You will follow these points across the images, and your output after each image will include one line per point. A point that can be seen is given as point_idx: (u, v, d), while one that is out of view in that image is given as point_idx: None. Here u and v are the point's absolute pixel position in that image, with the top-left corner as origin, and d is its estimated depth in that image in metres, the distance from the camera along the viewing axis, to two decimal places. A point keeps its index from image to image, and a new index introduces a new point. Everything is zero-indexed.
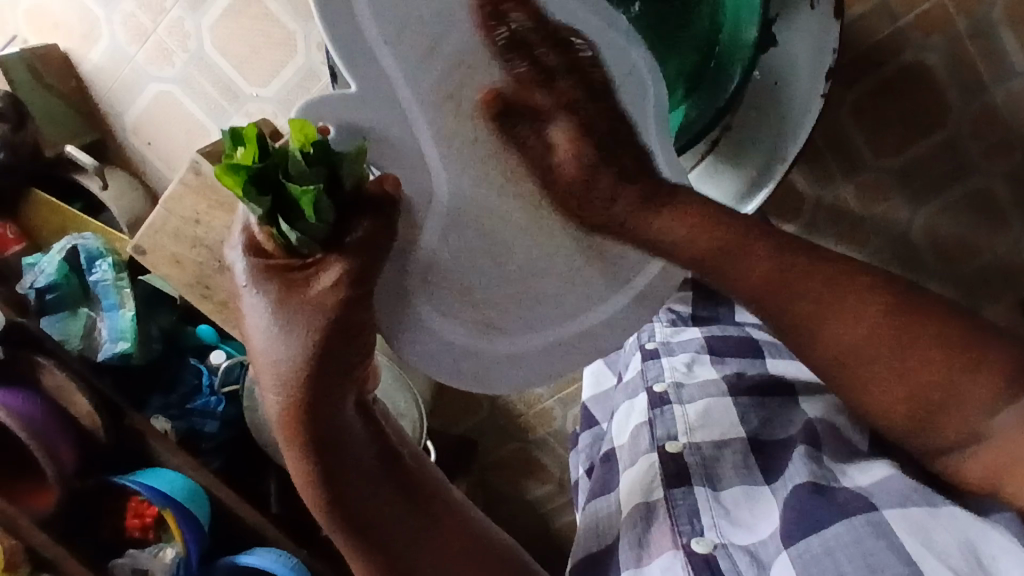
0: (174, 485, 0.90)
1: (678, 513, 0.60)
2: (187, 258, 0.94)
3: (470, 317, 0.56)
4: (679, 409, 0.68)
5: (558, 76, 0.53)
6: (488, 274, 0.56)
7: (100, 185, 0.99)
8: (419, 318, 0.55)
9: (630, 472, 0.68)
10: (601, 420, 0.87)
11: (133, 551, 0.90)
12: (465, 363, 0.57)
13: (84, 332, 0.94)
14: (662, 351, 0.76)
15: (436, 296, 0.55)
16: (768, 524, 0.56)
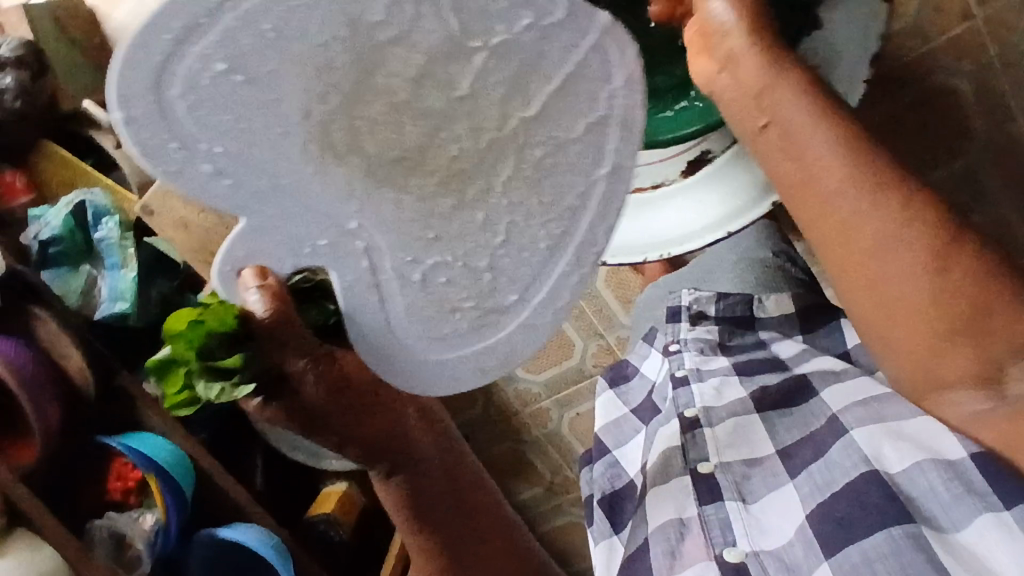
0: (160, 449, 0.89)
1: (710, 523, 0.62)
2: (194, 224, 0.93)
3: (448, 329, 0.61)
4: (709, 431, 0.68)
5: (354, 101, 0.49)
6: (454, 278, 0.59)
7: (114, 143, 0.98)
8: (396, 341, 0.59)
9: (661, 493, 0.69)
10: (614, 448, 0.83)
11: (112, 514, 0.88)
12: (482, 358, 0.63)
13: (83, 289, 0.94)
14: (693, 377, 0.75)
15: (418, 326, 0.60)
16: (792, 528, 0.58)
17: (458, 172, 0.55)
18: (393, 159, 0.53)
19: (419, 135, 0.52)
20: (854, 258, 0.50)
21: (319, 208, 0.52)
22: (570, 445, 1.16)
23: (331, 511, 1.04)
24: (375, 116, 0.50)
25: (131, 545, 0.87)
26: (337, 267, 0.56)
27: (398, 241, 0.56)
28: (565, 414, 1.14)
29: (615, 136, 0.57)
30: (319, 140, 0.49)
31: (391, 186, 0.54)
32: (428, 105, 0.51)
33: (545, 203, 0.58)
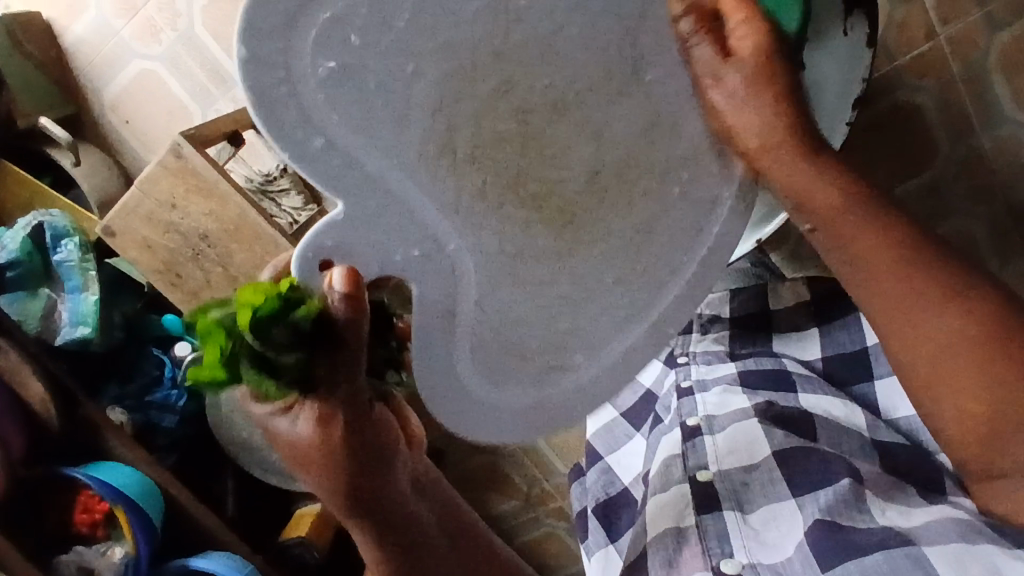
0: (127, 479, 0.86)
1: (708, 534, 0.62)
2: (158, 243, 0.91)
3: (513, 382, 0.57)
4: (710, 439, 0.71)
5: (520, 100, 0.49)
6: (531, 307, 0.56)
7: (72, 160, 0.94)
8: (462, 383, 0.54)
9: (660, 498, 0.70)
10: (607, 454, 0.85)
11: (79, 548, 0.84)
12: (537, 409, 0.59)
13: (43, 314, 0.90)
14: (697, 388, 0.79)
15: (484, 373, 0.56)
16: (791, 546, 0.58)
17: (576, 198, 0.54)
18: (507, 183, 0.51)
19: (555, 166, 0.53)
20: (972, 409, 0.46)
21: (419, 217, 0.49)
22: (549, 460, 1.16)
23: (306, 534, 1.02)
24: (506, 136, 0.50)
25: None
26: (422, 284, 0.51)
27: (488, 266, 0.53)
28: None
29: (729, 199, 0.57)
30: (435, 140, 0.48)
31: (501, 211, 0.52)
32: (568, 141, 0.52)
33: (634, 268, 0.58)
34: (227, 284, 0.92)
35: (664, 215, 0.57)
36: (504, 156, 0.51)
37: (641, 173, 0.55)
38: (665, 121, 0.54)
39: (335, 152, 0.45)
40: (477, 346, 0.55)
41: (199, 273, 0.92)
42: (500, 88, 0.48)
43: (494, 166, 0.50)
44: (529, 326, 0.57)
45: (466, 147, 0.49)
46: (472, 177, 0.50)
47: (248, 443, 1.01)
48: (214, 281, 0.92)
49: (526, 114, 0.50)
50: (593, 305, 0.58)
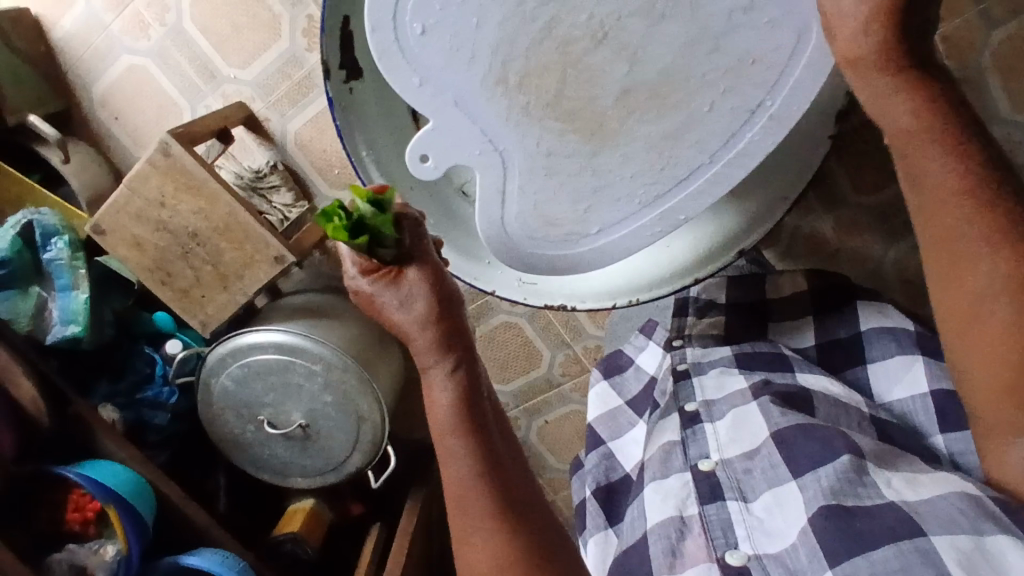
0: (116, 477, 0.86)
1: (712, 525, 0.62)
2: (148, 241, 0.90)
3: (541, 237, 0.73)
4: (710, 426, 0.71)
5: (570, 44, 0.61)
6: (559, 195, 0.70)
7: (61, 158, 0.93)
8: (502, 234, 0.74)
9: (659, 485, 0.70)
10: (609, 440, 0.85)
11: (71, 546, 0.84)
12: (556, 261, 0.76)
13: (34, 312, 0.90)
14: (692, 371, 0.78)
15: (523, 230, 0.73)
16: (794, 530, 0.57)
17: (604, 116, 0.65)
18: (550, 104, 0.65)
19: (587, 88, 0.64)
20: (991, 358, 0.54)
21: (481, 125, 0.65)
22: (541, 456, 1.17)
23: (298, 530, 1.02)
24: (550, 64, 0.62)
25: None
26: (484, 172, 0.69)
27: (524, 164, 0.68)
28: (533, 422, 1.14)
29: (771, 107, 0.64)
30: (495, 72, 0.63)
31: (539, 123, 0.66)
32: (602, 67, 0.62)
33: (655, 168, 0.68)
34: (217, 282, 0.92)
35: (705, 119, 0.65)
36: (546, 80, 0.63)
37: (675, 89, 0.63)
38: (714, 33, 0.60)
39: (426, 88, 0.63)
40: (511, 209, 0.72)
41: (189, 272, 0.92)
42: (547, 25, 0.60)
43: (534, 92, 0.64)
44: (555, 199, 0.70)
45: (522, 78, 0.63)
46: (517, 98, 0.64)
47: (241, 440, 1.02)
48: (204, 279, 0.92)
49: (575, 40, 0.61)
50: (618, 190, 0.69)
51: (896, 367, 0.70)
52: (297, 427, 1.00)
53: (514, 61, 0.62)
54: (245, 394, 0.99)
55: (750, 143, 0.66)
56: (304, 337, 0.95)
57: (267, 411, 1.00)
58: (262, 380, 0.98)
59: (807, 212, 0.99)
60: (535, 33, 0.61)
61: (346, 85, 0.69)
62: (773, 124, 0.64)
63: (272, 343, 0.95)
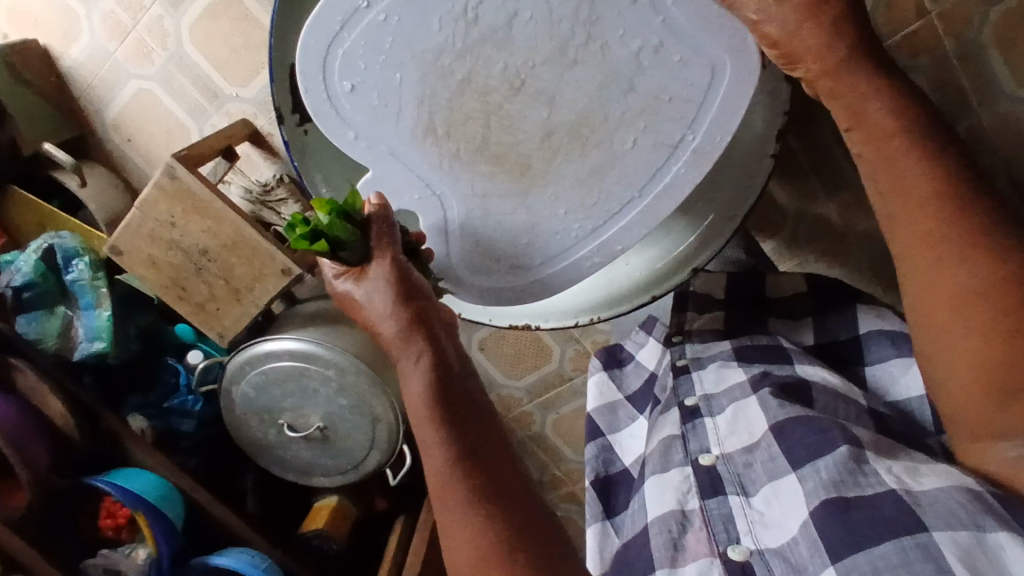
0: (148, 485, 0.91)
1: (712, 519, 0.59)
2: (164, 260, 0.94)
3: (491, 276, 0.78)
4: (710, 420, 0.69)
5: (488, 93, 0.65)
6: (495, 231, 0.75)
7: (78, 183, 0.98)
8: (455, 274, 0.80)
9: (658, 480, 0.68)
10: (608, 433, 0.84)
11: (106, 551, 0.90)
12: (504, 297, 0.80)
13: (61, 332, 0.95)
14: (692, 367, 0.76)
15: (467, 268, 0.79)
16: (795, 523, 0.55)
17: (528, 157, 0.69)
18: (477, 148, 0.69)
19: (508, 133, 0.68)
20: (969, 358, 0.50)
21: (416, 172, 0.71)
22: (557, 447, 1.18)
23: (325, 526, 1.06)
24: (472, 113, 0.67)
25: None
26: (425, 213, 0.75)
27: (466, 207, 0.73)
28: (548, 415, 1.16)
29: (693, 145, 0.66)
30: (423, 123, 0.68)
31: (468, 169, 0.71)
32: (521, 112, 0.66)
33: (588, 203, 0.71)
34: (230, 296, 0.96)
35: (633, 155, 0.67)
36: (467, 129, 0.68)
37: (595, 130, 0.67)
38: (625, 76, 0.63)
39: (362, 140, 0.69)
40: (455, 250, 0.77)
41: (204, 287, 0.96)
42: (464, 79, 0.65)
43: (458, 142, 0.68)
44: (494, 239, 0.75)
45: (443, 125, 0.68)
46: (445, 146, 0.69)
47: (263, 442, 1.06)
48: (218, 293, 0.96)
49: (492, 89, 0.65)
50: (554, 225, 0.73)
51: (894, 368, 0.67)
52: (316, 429, 1.04)
53: (445, 112, 0.67)
54: (264, 400, 1.03)
55: (677, 177, 0.68)
56: (317, 343, 0.98)
57: (286, 415, 1.04)
58: (280, 386, 1.02)
59: (810, 198, 0.98)
60: (450, 82, 0.65)
61: (300, 127, 0.73)
62: (697, 158, 0.66)
63: (286, 351, 0.99)
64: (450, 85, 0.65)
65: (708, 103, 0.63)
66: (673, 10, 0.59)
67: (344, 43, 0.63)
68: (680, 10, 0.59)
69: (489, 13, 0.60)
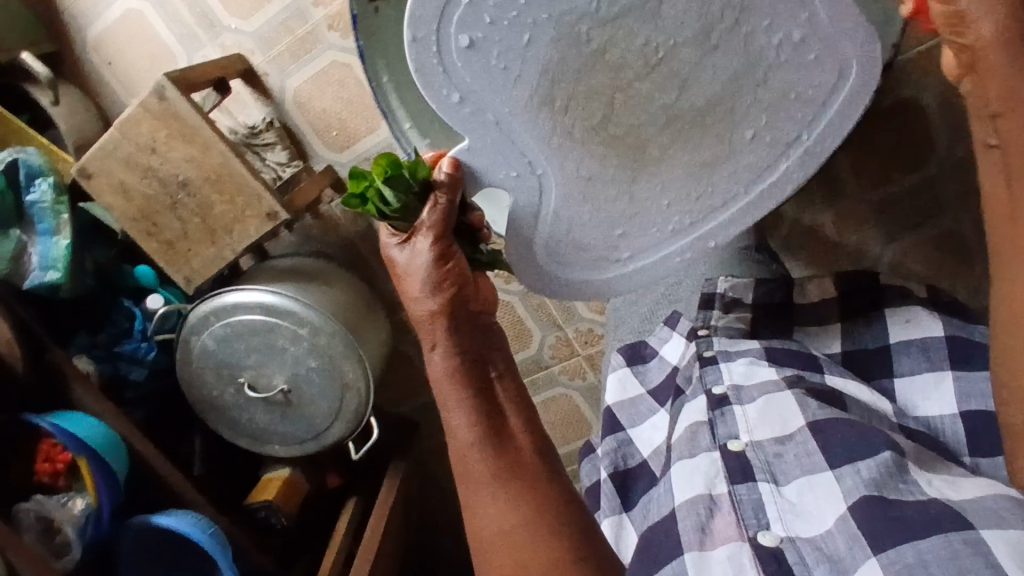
0: (94, 431, 0.83)
1: (743, 505, 0.57)
2: (135, 188, 0.88)
3: (580, 265, 0.74)
4: (739, 407, 0.64)
5: (616, 73, 0.58)
6: (592, 217, 0.69)
7: (50, 100, 0.91)
8: (548, 268, 0.73)
9: (682, 465, 0.64)
10: (627, 426, 0.77)
11: (39, 497, 0.81)
12: (587, 287, 0.76)
13: (11, 256, 0.86)
14: (721, 358, 0.71)
15: (554, 260, 0.73)
16: (834, 517, 0.53)
17: (645, 141, 0.63)
18: (594, 126, 0.62)
19: (631, 115, 0.61)
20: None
21: (521, 149, 0.62)
22: None
23: (274, 497, 1.00)
24: (598, 88, 0.59)
25: (59, 531, 0.80)
26: (516, 194, 0.66)
27: (568, 192, 0.67)
28: None
29: (807, 140, 0.65)
30: (542, 96, 0.58)
31: (578, 151, 0.64)
32: (648, 92, 0.60)
33: (691, 194, 0.69)
34: (205, 236, 0.91)
35: (745, 154, 0.66)
36: (590, 107, 0.60)
37: (719, 118, 0.63)
38: (761, 70, 0.59)
39: (467, 106, 0.58)
40: (549, 236, 0.71)
41: (177, 224, 0.90)
42: (598, 50, 0.56)
43: (572, 122, 0.61)
44: (588, 226, 0.70)
45: (559, 101, 0.59)
46: (550, 124, 0.61)
47: (218, 402, 0.99)
48: (191, 232, 0.90)
49: (622, 69, 0.57)
50: (652, 215, 0.70)
51: (925, 381, 0.66)
52: (278, 392, 0.97)
53: (560, 85, 0.58)
54: (225, 354, 0.96)
55: (787, 169, 0.68)
56: (292, 298, 0.92)
57: (248, 374, 0.97)
58: (245, 340, 0.95)
59: (806, 204, 0.97)
60: (581, 53, 0.56)
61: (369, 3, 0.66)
62: (807, 157, 0.66)
63: (257, 303, 0.93)
64: (579, 57, 0.56)
65: (829, 103, 0.62)
66: (820, 8, 0.54)
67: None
68: (828, 10, 0.54)
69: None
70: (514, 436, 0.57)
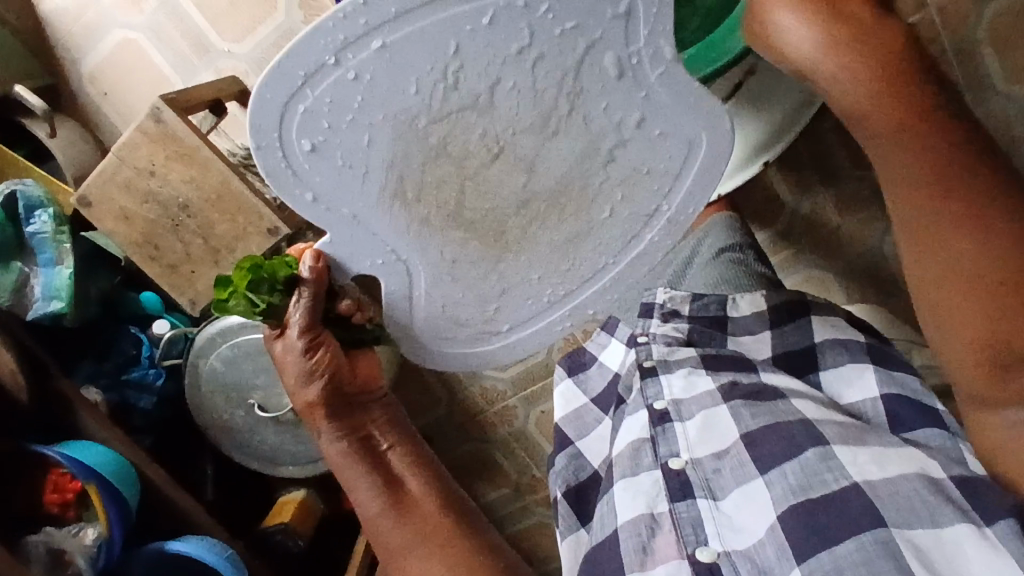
0: (101, 459, 0.82)
1: (681, 522, 0.47)
2: (137, 213, 0.88)
3: (460, 336, 0.61)
4: (679, 425, 0.53)
5: (466, 164, 0.46)
6: (470, 298, 0.57)
7: (47, 131, 0.91)
8: (428, 347, 0.61)
9: (626, 488, 0.52)
10: (578, 438, 0.63)
11: (49, 528, 0.79)
12: (468, 356, 0.64)
13: (14, 288, 0.86)
14: (660, 368, 0.58)
15: (429, 332, 0.60)
16: (765, 526, 0.45)
17: (536, 215, 0.52)
18: (450, 215, 0.49)
19: (485, 199, 0.49)
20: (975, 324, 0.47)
21: (382, 236, 0.50)
22: (539, 445, 1.10)
23: (289, 521, 0.98)
24: (446, 177, 0.47)
25: (72, 562, 0.78)
26: (386, 280, 0.54)
27: (431, 269, 0.54)
28: (531, 410, 1.07)
29: (680, 193, 0.54)
30: (391, 187, 0.46)
31: (439, 235, 0.51)
32: (501, 180, 0.48)
33: (563, 267, 0.58)
34: (209, 256, 0.91)
35: (617, 225, 0.56)
36: (444, 194, 0.48)
37: (574, 199, 0.52)
38: (611, 150, 0.49)
39: (323, 204, 0.46)
40: (416, 319, 0.58)
41: (179, 246, 0.90)
42: (439, 147, 0.44)
43: (425, 211, 0.48)
44: (459, 313, 0.58)
45: (414, 190, 0.47)
46: (410, 214, 0.48)
47: (228, 424, 0.98)
48: (195, 253, 0.90)
49: (471, 155, 0.45)
50: (525, 290, 0.59)
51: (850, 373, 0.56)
52: (289, 411, 0.97)
53: (419, 173, 0.46)
54: (233, 375, 0.95)
55: (646, 245, 0.58)
56: None
57: (257, 394, 0.96)
58: (254, 360, 0.95)
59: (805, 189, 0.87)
60: (421, 147, 0.44)
61: None
62: (675, 227, 0.57)
63: None
64: (428, 160, 0.45)
65: (700, 140, 0.50)
66: (657, 85, 0.45)
67: (304, 99, 0.40)
68: (666, 84, 0.45)
69: (472, 81, 0.41)
70: (417, 499, 0.56)
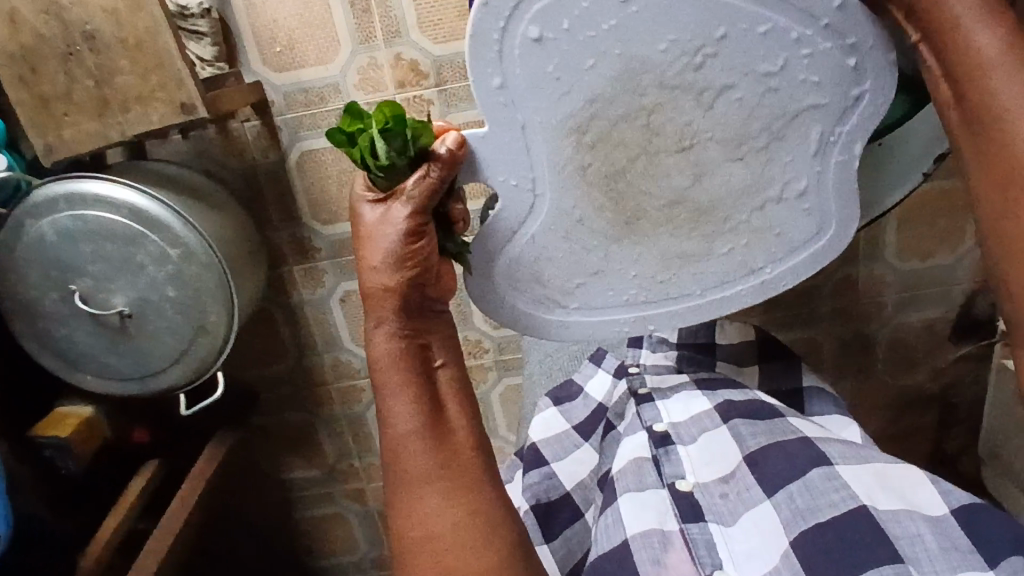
0: None
1: (696, 542, 0.52)
2: (26, 21, 0.71)
3: (535, 296, 0.55)
4: (683, 449, 0.60)
5: (660, 122, 0.47)
6: (567, 265, 0.53)
7: None
8: (500, 298, 0.55)
9: (633, 501, 0.57)
10: (552, 460, 0.69)
11: None
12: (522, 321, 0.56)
13: None
14: (655, 395, 0.66)
15: (508, 278, 0.54)
16: (776, 553, 0.49)
17: (671, 209, 0.51)
18: (607, 177, 0.49)
19: (645, 180, 0.49)
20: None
21: (532, 159, 0.48)
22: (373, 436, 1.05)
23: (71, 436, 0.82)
24: (628, 140, 0.47)
25: None
26: (506, 206, 0.50)
27: (556, 216, 0.51)
28: None
29: (789, 260, 0.54)
30: (575, 118, 0.46)
31: (582, 190, 0.49)
32: (669, 171, 0.49)
33: (660, 278, 0.54)
34: (93, 106, 0.74)
35: (720, 261, 0.54)
36: (621, 153, 0.48)
37: (712, 220, 0.52)
38: (765, 183, 0.50)
39: (504, 96, 0.45)
40: (515, 254, 0.52)
41: (61, 79, 0.73)
42: (647, 108, 0.46)
43: (595, 156, 0.48)
44: (556, 270, 0.53)
45: (598, 134, 0.47)
46: (570, 155, 0.48)
47: (34, 304, 0.82)
48: (77, 96, 0.74)
49: (673, 130, 0.47)
50: (616, 279, 0.54)
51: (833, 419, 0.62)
52: (114, 313, 0.81)
53: (611, 122, 0.46)
54: (67, 250, 0.79)
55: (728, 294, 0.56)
56: (172, 210, 0.78)
57: (84, 282, 0.80)
58: (96, 242, 0.78)
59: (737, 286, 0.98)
60: (632, 99, 0.45)
61: None
62: (757, 291, 0.56)
63: (129, 205, 0.77)
64: (629, 112, 0.46)
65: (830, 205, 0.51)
66: (834, 167, 0.49)
67: None
68: (839, 172, 0.50)
69: (715, 70, 0.45)
70: (459, 447, 0.48)
